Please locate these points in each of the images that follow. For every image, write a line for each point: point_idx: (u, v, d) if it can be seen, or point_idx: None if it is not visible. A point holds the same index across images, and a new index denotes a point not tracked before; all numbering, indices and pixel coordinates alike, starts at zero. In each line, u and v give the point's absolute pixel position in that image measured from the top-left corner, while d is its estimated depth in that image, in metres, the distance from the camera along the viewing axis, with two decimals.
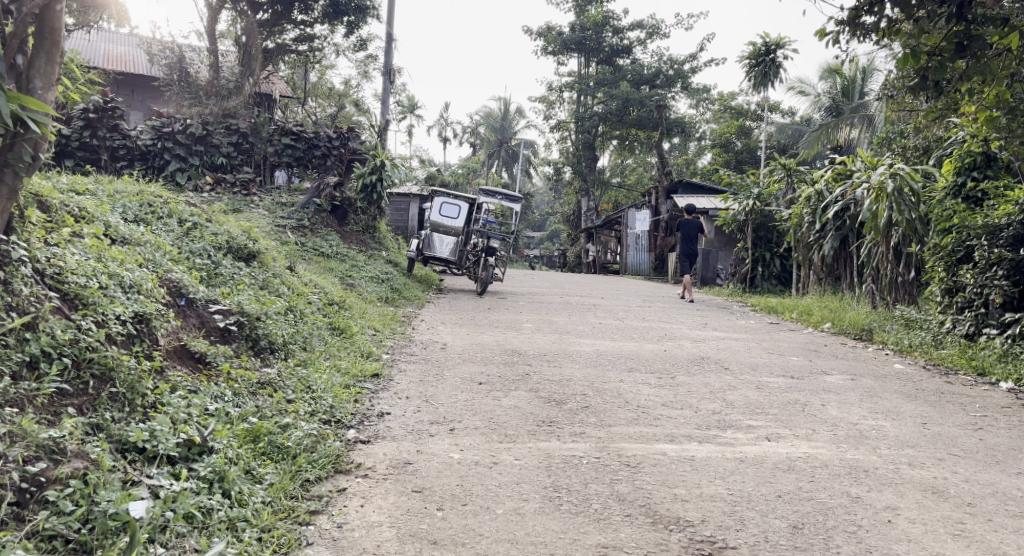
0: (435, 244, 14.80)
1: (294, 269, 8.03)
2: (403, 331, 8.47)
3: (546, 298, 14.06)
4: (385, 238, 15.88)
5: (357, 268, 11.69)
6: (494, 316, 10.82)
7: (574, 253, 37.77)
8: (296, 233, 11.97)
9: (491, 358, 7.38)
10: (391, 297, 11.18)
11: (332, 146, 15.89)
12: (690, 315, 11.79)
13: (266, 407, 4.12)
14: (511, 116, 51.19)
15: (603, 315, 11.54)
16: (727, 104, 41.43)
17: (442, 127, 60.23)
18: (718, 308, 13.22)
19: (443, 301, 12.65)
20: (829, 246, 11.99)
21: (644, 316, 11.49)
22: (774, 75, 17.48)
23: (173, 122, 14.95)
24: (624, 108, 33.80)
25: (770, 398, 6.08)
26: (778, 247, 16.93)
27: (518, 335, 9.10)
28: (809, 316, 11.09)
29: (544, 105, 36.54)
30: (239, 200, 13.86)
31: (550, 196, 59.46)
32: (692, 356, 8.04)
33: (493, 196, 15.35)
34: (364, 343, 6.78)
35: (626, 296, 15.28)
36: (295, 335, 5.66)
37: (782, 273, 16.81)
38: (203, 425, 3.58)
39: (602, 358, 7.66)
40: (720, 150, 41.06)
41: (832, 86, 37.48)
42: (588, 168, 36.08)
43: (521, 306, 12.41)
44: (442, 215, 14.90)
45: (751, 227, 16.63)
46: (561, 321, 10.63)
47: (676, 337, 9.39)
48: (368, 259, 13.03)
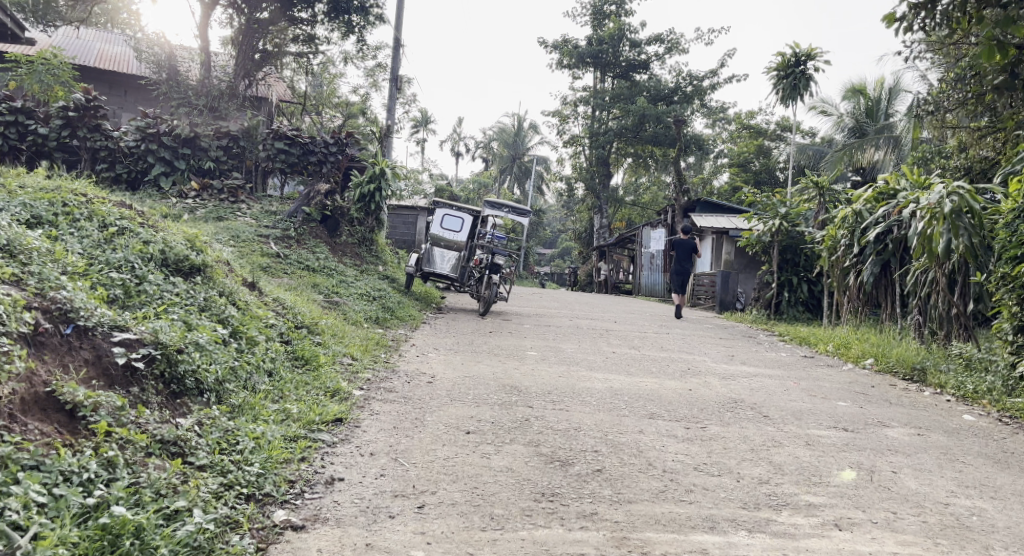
0: (435, 260, 13.65)
1: (259, 285, 6.95)
2: (387, 361, 7.30)
3: (554, 320, 12.90)
4: (382, 251, 14.79)
5: (345, 286, 10.50)
6: (496, 342, 9.63)
7: (585, 271, 36.60)
8: (278, 244, 10.76)
9: (486, 396, 6.19)
10: (383, 321, 10.02)
11: (328, 153, 14.28)
12: (714, 347, 10.58)
13: (147, 487, 3.07)
14: (524, 131, 50.23)
15: (616, 343, 10.34)
16: (745, 124, 40.35)
17: (454, 142, 59.34)
18: (743, 338, 12.02)
19: (441, 322, 11.54)
20: (869, 272, 10.83)
21: (664, 347, 10.28)
22: (804, 88, 16.33)
23: (159, 122, 13.67)
24: (641, 124, 32.74)
25: (829, 461, 4.87)
26: (806, 271, 15.76)
27: (520, 366, 7.93)
28: (848, 351, 9.95)
29: (558, 119, 35.48)
30: (224, 207, 12.73)
31: (561, 214, 58.40)
32: (724, 399, 6.85)
33: (499, 208, 14.17)
34: (331, 378, 5.67)
35: (640, 320, 14.11)
36: (234, 371, 4.58)
37: (809, 300, 15.63)
38: (13, 535, 2.54)
39: (618, 399, 6.48)
40: (738, 170, 39.96)
41: (856, 107, 36.44)
42: (601, 185, 34.90)
43: (526, 329, 11.27)
44: (443, 228, 13.82)
45: (777, 249, 15.64)
46: (571, 349, 9.44)
47: (702, 374, 8.18)
48: (360, 273, 11.89)
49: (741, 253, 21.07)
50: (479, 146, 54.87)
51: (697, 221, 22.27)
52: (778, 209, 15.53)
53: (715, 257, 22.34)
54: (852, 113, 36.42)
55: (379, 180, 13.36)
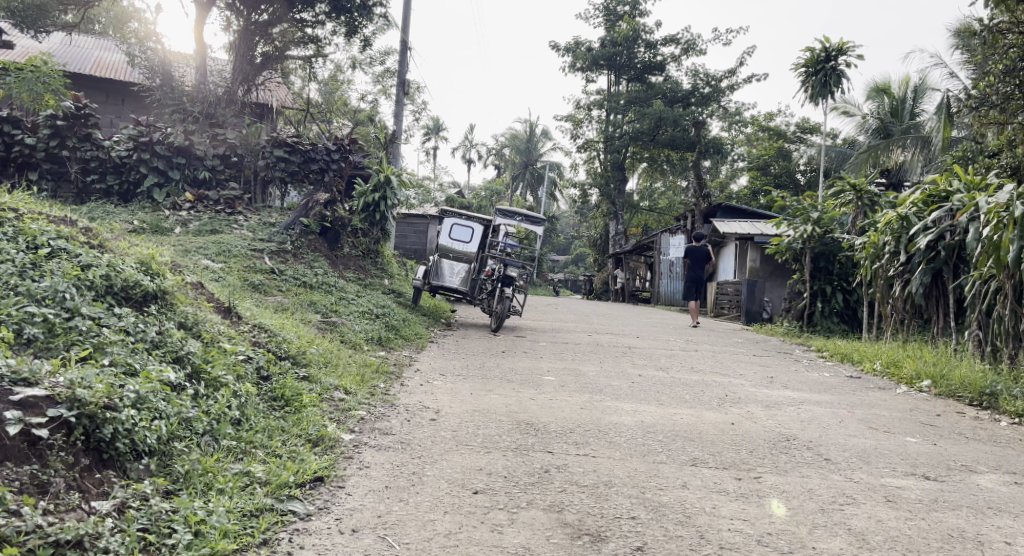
0: (444, 273, 12.75)
1: (237, 309, 6.08)
2: (388, 395, 6.41)
3: (572, 336, 12.01)
4: (388, 263, 13.98)
5: (346, 305, 9.61)
6: (509, 365, 8.74)
7: (600, 279, 35.64)
8: (272, 259, 9.89)
9: (498, 439, 5.29)
10: (387, 345, 9.14)
11: (330, 161, 13.21)
12: (750, 368, 9.63)
13: None
14: (537, 138, 49.42)
15: (641, 365, 9.41)
16: (764, 125, 39.34)
17: (465, 149, 58.55)
18: (778, 356, 11.08)
19: (450, 340, 10.70)
20: (919, 282, 9.94)
21: (696, 368, 9.34)
22: (836, 85, 15.41)
23: (152, 130, 12.78)
24: (657, 128, 31.83)
25: (919, 526, 3.98)
26: (841, 280, 14.85)
27: (539, 395, 7.04)
28: (899, 371, 9.10)
29: (572, 124, 34.58)
30: (220, 219, 11.84)
31: (574, 221, 57.49)
32: (774, 435, 5.95)
33: (512, 216, 13.14)
34: (316, 422, 4.83)
35: (664, 334, 13.20)
36: (190, 422, 3.92)
37: (845, 310, 14.69)
38: None
39: (654, 439, 5.57)
40: (757, 173, 38.94)
41: (880, 106, 35.49)
42: (617, 190, 33.84)
43: (541, 348, 10.39)
44: (453, 239, 13.04)
45: (808, 256, 14.83)
46: (594, 373, 8.53)
47: (743, 403, 7.26)
48: (363, 289, 11.03)
49: (766, 261, 20.24)
50: (491, 153, 54.07)
51: (720, 227, 21.36)
52: (811, 213, 14.81)
53: (739, 265, 21.50)
54: (875, 113, 35.49)
55: (384, 190, 12.59)
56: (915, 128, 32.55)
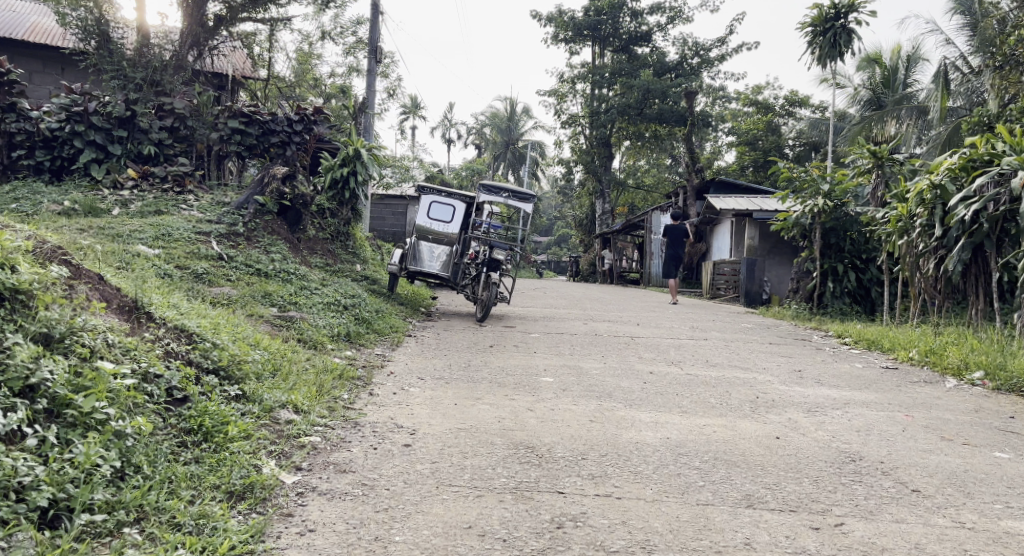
0: (422, 257, 11.50)
1: (152, 306, 4.73)
2: (352, 414, 5.11)
3: (566, 325, 10.79)
4: (361, 247, 12.67)
5: (308, 296, 8.30)
6: (499, 363, 7.49)
7: (587, 260, 34.45)
8: (221, 244, 8.53)
9: (491, 474, 4.05)
10: (355, 344, 7.85)
11: (292, 132, 12.00)
12: (772, 361, 8.44)
13: None
14: (517, 116, 48.02)
15: (650, 359, 8.18)
16: (752, 99, 38.19)
17: (445, 129, 56.99)
18: (798, 345, 9.91)
19: (429, 333, 9.45)
20: (959, 259, 8.84)
21: (713, 363, 8.13)
22: (846, 44, 14.35)
23: (88, 99, 11.36)
24: (645, 100, 30.61)
25: None
26: (852, 257, 13.85)
27: (537, 405, 5.79)
28: (941, 359, 8.04)
29: (555, 99, 33.21)
30: (167, 198, 10.47)
31: (557, 201, 56.11)
32: (836, 453, 4.75)
33: (498, 193, 11.82)
34: (244, 467, 3.56)
35: (665, 321, 12.00)
36: (23, 491, 2.77)
37: (858, 290, 13.74)
38: None
39: (691, 467, 4.34)
40: (746, 148, 37.78)
41: (872, 77, 34.40)
42: (603, 167, 32.59)
43: (533, 340, 9.14)
44: (431, 218, 11.63)
45: (818, 231, 13.74)
46: (598, 372, 7.28)
47: (780, 407, 6.07)
48: (330, 275, 9.71)
49: (769, 235, 19.49)
50: (471, 133, 52.65)
51: (716, 203, 20.21)
52: (820, 185, 13.65)
53: (738, 241, 20.66)
54: (868, 84, 34.41)
55: (355, 162, 11.65)
56: (907, 100, 31.50)
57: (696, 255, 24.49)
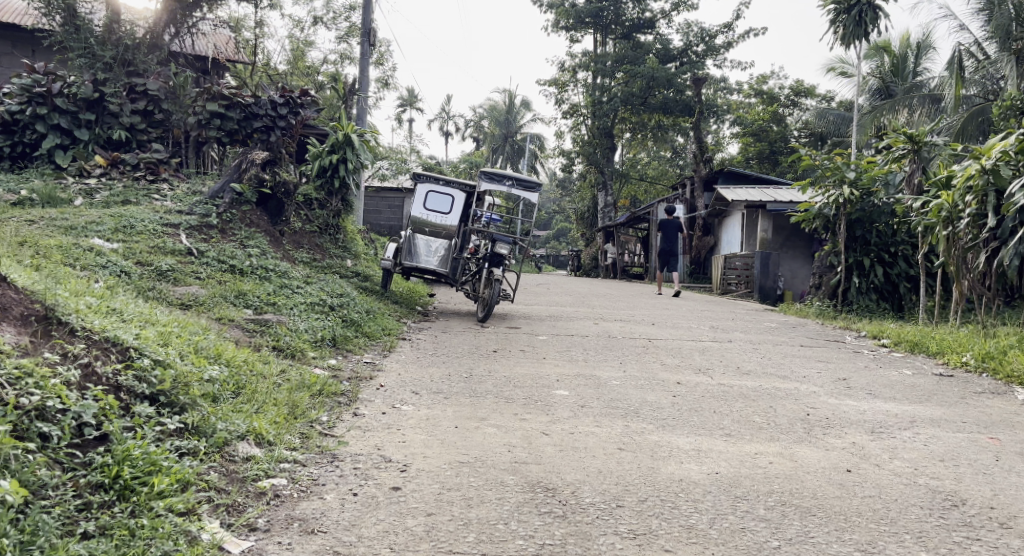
0: (418, 251, 10.53)
1: (77, 311, 3.82)
2: (329, 443, 4.19)
3: (575, 326, 9.87)
4: (352, 241, 11.75)
5: (289, 296, 7.36)
6: (504, 373, 6.57)
7: (589, 255, 33.53)
8: (191, 237, 7.57)
9: (505, 534, 3.13)
10: (341, 351, 6.94)
11: (276, 116, 10.85)
12: (811, 368, 7.53)
13: None
14: (516, 108, 47.02)
15: (675, 367, 7.26)
16: (757, 88, 37.24)
17: (443, 122, 56.01)
18: (832, 348, 9.00)
19: (425, 336, 8.54)
20: (1018, 251, 7.93)
21: (745, 371, 7.21)
22: (869, 21, 15.68)
23: (53, 80, 10.42)
24: (649, 88, 29.66)
25: None
26: (882, 250, 12.92)
27: (553, 427, 4.88)
28: (1003, 364, 7.14)
29: (556, 88, 32.23)
30: (137, 187, 9.53)
31: (557, 195, 55.10)
32: (928, 492, 3.84)
33: (501, 180, 10.87)
34: (171, 543, 2.69)
35: (681, 321, 11.08)
36: None
37: (885, 286, 12.84)
38: None
39: (755, 517, 3.43)
40: (751, 139, 36.88)
41: (881, 65, 33.48)
42: (605, 159, 31.61)
43: (541, 345, 8.22)
44: (428, 210, 10.66)
45: (842, 223, 12.85)
46: (619, 383, 6.36)
47: (839, 427, 5.15)
48: (315, 272, 8.76)
49: (783, 227, 18.86)
50: (469, 125, 51.64)
51: (726, 194, 19.32)
52: (846, 172, 12.73)
53: (751, 235, 19.89)
54: (877, 72, 33.50)
55: (343, 148, 10.87)
56: (918, 88, 30.62)
57: (703, 249, 23.66)
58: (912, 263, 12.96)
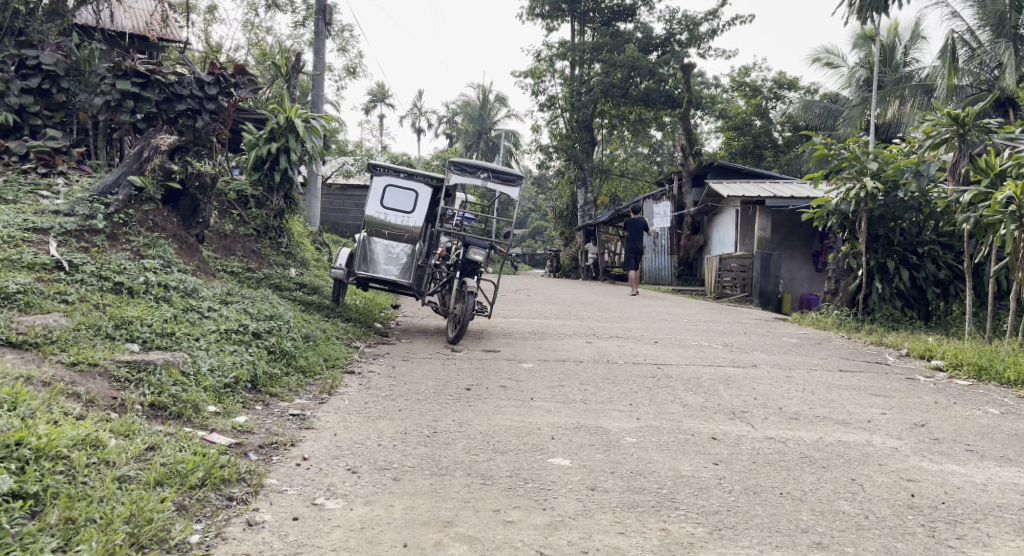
0: (375, 258, 8.77)
1: None
2: None
3: (566, 348, 8.21)
4: (299, 245, 10.00)
5: (196, 323, 5.61)
6: (480, 429, 4.88)
7: (569, 255, 31.92)
8: (65, 245, 5.76)
9: None
10: (261, 401, 5.21)
11: (204, 98, 8.89)
12: (871, 407, 5.93)
13: None
14: (491, 104, 45.23)
15: (700, 410, 5.64)
16: (740, 81, 35.76)
17: (416, 118, 54.11)
18: (876, 372, 7.45)
19: (378, 365, 6.82)
20: None
21: (790, 414, 5.63)
22: None
23: None
24: (629, 78, 28.18)
25: None
26: (908, 251, 11.43)
27: (556, 540, 3.24)
28: None
29: (532, 79, 30.56)
30: (22, 180, 7.69)
31: (533, 193, 53.35)
32: None
33: (474, 172, 8.82)
34: None
35: (686, 337, 9.48)
36: None
37: (911, 291, 11.36)
38: None
39: None
40: (735, 133, 35.28)
41: (868, 56, 32.24)
42: (585, 153, 29.96)
43: (527, 378, 6.56)
44: (387, 208, 8.92)
45: (864, 220, 11.31)
46: (635, 442, 4.72)
47: (970, 520, 3.55)
48: (238, 289, 6.98)
49: (779, 224, 17.90)
50: (442, 121, 49.77)
51: (720, 189, 17.78)
52: (867, 163, 11.17)
53: (746, 232, 18.58)
54: (864, 63, 32.25)
55: (286, 136, 9.13)
56: (908, 79, 29.43)
57: (692, 248, 22.18)
58: (940, 265, 11.43)
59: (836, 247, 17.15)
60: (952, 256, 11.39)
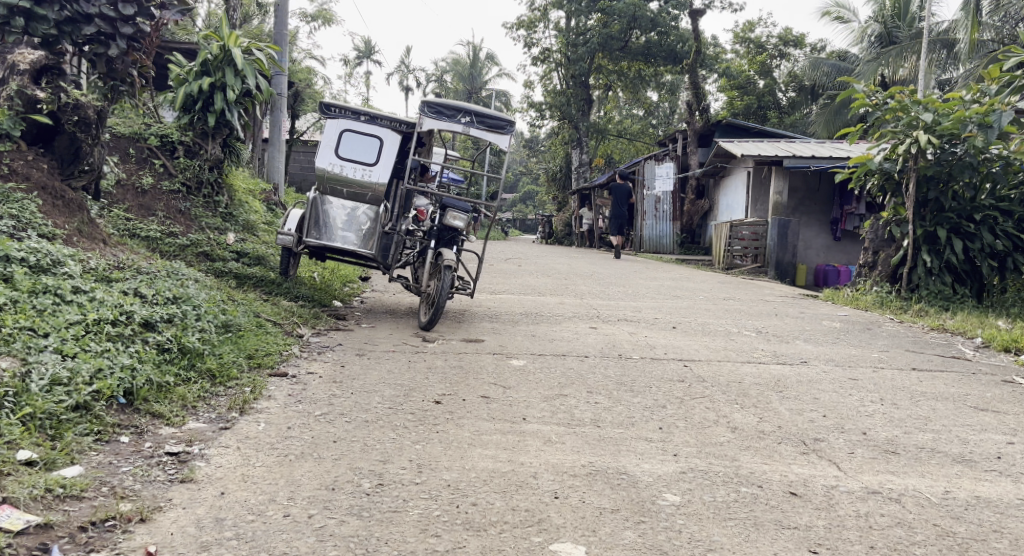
0: (332, 223, 7.05)
1: None
2: None
3: (566, 338, 6.63)
4: (242, 204, 8.32)
5: (47, 312, 3.94)
6: (448, 481, 3.29)
7: (562, 220, 30.29)
8: None
9: None
10: (131, 429, 3.54)
11: (119, 19, 7.13)
12: (988, 430, 4.36)
13: None
14: (481, 62, 43.11)
15: (757, 437, 4.09)
16: (744, 36, 33.80)
17: (404, 76, 51.96)
18: (955, 371, 5.94)
19: (322, 364, 5.19)
20: None
21: (882, 443, 4.06)
22: None
23: None
24: (628, 30, 26.34)
25: None
26: (962, 218, 9.92)
27: None
28: None
29: (524, 30, 28.64)
30: None
31: (525, 156, 51.45)
32: None
33: (454, 116, 7.08)
34: None
35: (709, 321, 7.93)
36: None
37: (963, 265, 9.86)
38: None
39: None
40: (737, 92, 33.11)
41: (879, 11, 30.47)
42: (580, 112, 28.14)
43: (518, 384, 4.97)
44: (346, 158, 7.09)
45: (912, 180, 9.85)
46: (679, 505, 3.15)
47: None
48: (135, 259, 5.31)
49: (795, 187, 16.61)
50: (430, 80, 47.60)
51: (732, 148, 16.22)
52: (919, 114, 9.60)
53: (759, 196, 17.10)
54: (876, 18, 30.50)
55: (222, 71, 7.39)
56: (923, 35, 27.67)
57: (696, 214, 20.66)
58: (997, 236, 9.88)
59: (860, 213, 15.95)
60: (1012, 225, 9.83)
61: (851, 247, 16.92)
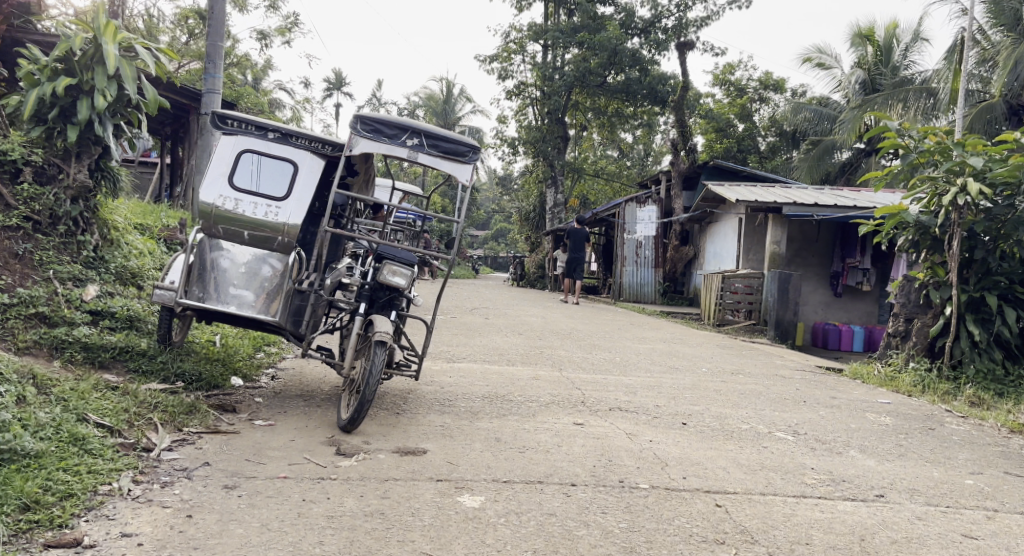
0: (225, 277, 5.14)
1: None
2: None
3: (542, 448, 4.77)
4: (120, 246, 6.35)
5: None
6: None
7: (534, 263, 28.60)
8: None
9: None
10: None
11: None
12: None
13: None
14: (454, 98, 41.62)
15: None
16: (725, 79, 32.67)
17: (375, 108, 50.39)
18: None
19: (157, 513, 3.30)
20: None
21: None
22: None
23: None
24: (608, 67, 24.91)
25: None
26: (1016, 282, 8.26)
27: None
28: None
29: (499, 63, 27.15)
30: None
31: (497, 194, 49.91)
32: None
33: (398, 137, 5.25)
34: None
35: (726, 416, 6.11)
36: None
37: (1017, 340, 8.18)
38: None
39: None
40: (716, 135, 31.60)
41: (863, 57, 29.44)
42: (555, 150, 26.56)
43: None
44: (245, 188, 5.20)
45: (957, 235, 8.20)
46: None
47: None
48: None
49: (790, 237, 15.10)
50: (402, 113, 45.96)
51: (725, 192, 14.63)
52: (970, 158, 8.00)
53: (752, 245, 15.53)
54: (858, 66, 29.50)
55: (90, 71, 5.63)
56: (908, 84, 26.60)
57: (680, 261, 18.97)
58: None
59: (865, 267, 14.47)
60: None
61: (853, 304, 15.29)
